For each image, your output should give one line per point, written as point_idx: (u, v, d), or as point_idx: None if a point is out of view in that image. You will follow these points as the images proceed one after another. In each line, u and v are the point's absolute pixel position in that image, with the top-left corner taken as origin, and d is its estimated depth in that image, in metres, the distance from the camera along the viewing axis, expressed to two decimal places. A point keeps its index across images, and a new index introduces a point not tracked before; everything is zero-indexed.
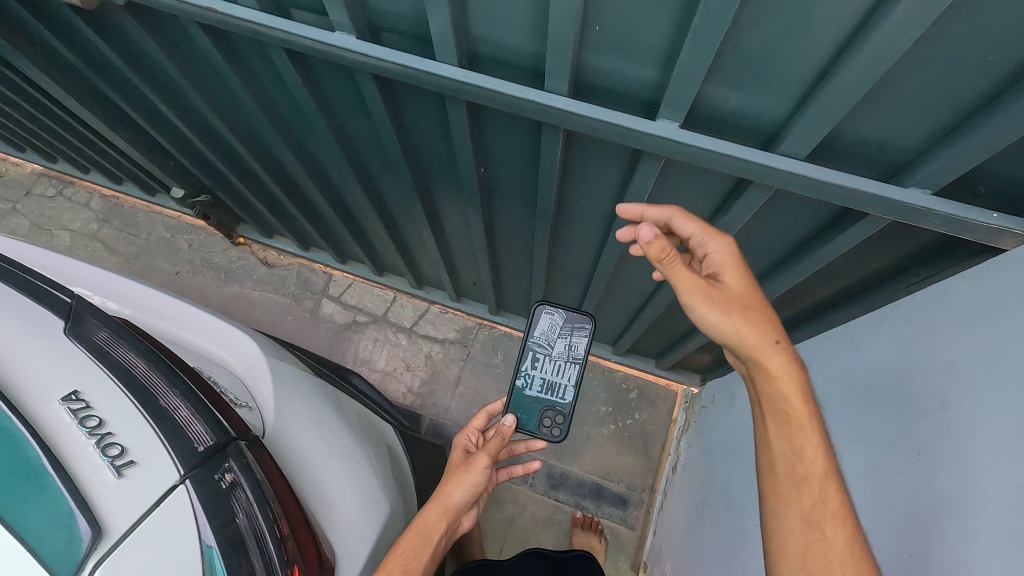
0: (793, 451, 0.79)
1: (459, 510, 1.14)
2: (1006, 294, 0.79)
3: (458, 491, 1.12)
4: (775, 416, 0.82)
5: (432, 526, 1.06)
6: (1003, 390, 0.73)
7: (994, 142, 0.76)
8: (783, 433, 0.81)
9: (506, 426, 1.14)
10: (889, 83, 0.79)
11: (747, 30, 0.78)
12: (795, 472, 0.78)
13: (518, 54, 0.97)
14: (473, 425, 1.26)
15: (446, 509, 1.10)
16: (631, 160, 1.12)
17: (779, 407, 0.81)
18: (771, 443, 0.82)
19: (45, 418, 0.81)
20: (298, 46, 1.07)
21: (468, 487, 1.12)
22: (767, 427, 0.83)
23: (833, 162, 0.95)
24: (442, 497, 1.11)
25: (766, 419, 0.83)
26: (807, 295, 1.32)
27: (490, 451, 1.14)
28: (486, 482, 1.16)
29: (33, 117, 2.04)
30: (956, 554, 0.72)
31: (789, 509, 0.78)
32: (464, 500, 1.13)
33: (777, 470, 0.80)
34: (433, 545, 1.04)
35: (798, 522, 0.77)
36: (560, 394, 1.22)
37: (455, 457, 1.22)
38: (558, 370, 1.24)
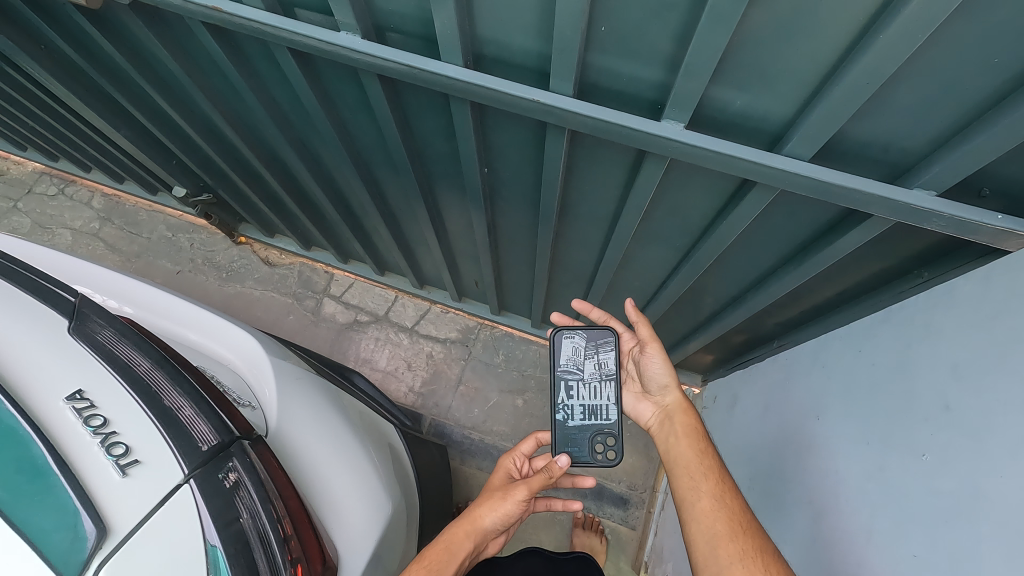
0: (699, 454, 1.07)
1: (488, 533, 1.14)
2: (1011, 297, 0.79)
3: (490, 517, 1.11)
4: (689, 434, 1.13)
5: (458, 544, 1.08)
6: (1009, 392, 0.73)
7: (1001, 144, 0.75)
8: (696, 443, 1.10)
9: (559, 466, 1.14)
10: (895, 85, 0.78)
11: (753, 30, 0.78)
12: (701, 464, 1.05)
13: (523, 55, 0.97)
14: (523, 449, 1.26)
15: (476, 531, 1.10)
16: (635, 160, 1.12)
17: (687, 423, 1.15)
18: (685, 452, 1.09)
19: (50, 417, 0.82)
20: (304, 46, 1.07)
21: (500, 515, 1.12)
22: (687, 443, 1.11)
23: (837, 163, 0.95)
24: (472, 517, 1.12)
25: (683, 437, 1.12)
26: (810, 296, 1.32)
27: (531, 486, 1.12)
28: (520, 512, 1.15)
29: (35, 116, 2.04)
30: (958, 554, 0.73)
31: (707, 525, 0.96)
32: (494, 525, 1.13)
33: (688, 466, 1.06)
34: (457, 561, 1.07)
35: (706, 500, 0.99)
36: (605, 415, 1.20)
37: (497, 480, 1.22)
38: (601, 393, 1.22)
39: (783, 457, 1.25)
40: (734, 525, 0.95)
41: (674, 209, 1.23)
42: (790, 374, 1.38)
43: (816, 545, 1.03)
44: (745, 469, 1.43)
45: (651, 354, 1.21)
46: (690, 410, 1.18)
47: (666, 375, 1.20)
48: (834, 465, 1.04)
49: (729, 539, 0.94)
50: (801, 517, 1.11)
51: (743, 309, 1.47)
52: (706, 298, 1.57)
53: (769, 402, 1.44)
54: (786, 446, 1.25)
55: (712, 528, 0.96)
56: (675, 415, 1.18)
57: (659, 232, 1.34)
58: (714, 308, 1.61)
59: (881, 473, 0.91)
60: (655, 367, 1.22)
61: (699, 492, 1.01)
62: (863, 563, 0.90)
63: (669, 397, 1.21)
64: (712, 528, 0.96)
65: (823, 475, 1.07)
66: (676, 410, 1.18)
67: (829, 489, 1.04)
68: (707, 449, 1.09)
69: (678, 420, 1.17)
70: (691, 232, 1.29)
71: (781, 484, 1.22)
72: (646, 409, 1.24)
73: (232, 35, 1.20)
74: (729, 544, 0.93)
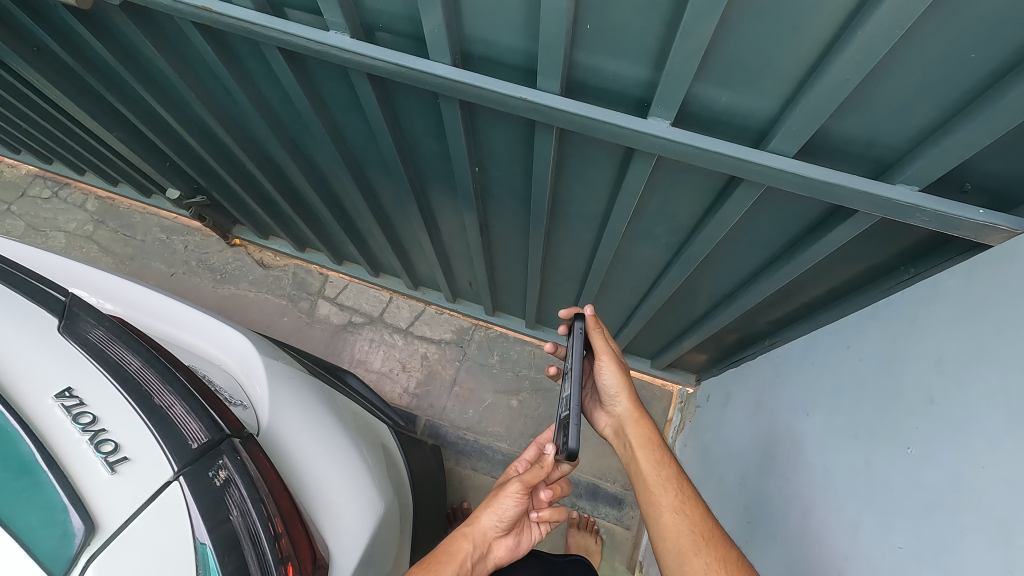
0: (656, 465, 1.09)
1: (489, 536, 1.14)
2: (994, 290, 0.79)
3: (487, 516, 1.13)
4: (645, 445, 1.14)
5: (457, 545, 1.09)
6: (990, 384, 0.74)
7: (980, 138, 0.76)
8: (652, 455, 1.12)
9: (547, 456, 1.13)
10: (874, 82, 0.80)
11: (736, 27, 0.79)
12: (660, 477, 1.07)
13: (511, 53, 0.98)
14: (524, 455, 1.25)
15: (472, 535, 1.12)
16: (623, 159, 1.12)
17: (641, 434, 1.16)
18: (643, 465, 1.11)
19: (39, 415, 0.82)
20: (294, 46, 1.08)
21: (495, 511, 1.13)
22: (644, 455, 1.12)
23: (823, 159, 0.96)
24: (469, 521, 1.14)
25: (640, 449, 1.14)
26: (800, 293, 1.33)
27: (523, 479, 1.12)
28: (520, 509, 1.14)
29: (27, 118, 2.04)
30: (946, 545, 0.73)
31: (675, 541, 0.98)
32: (492, 525, 1.13)
33: (648, 481, 1.08)
34: (459, 561, 1.07)
35: (668, 514, 1.01)
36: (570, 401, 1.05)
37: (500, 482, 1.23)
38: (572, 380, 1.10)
39: (771, 455, 1.26)
40: (697, 537, 0.97)
41: (663, 208, 1.24)
42: (780, 372, 1.40)
43: (805, 541, 1.04)
44: (735, 467, 1.45)
45: (602, 366, 1.21)
46: (642, 420, 1.18)
47: (616, 386, 1.20)
48: (823, 461, 1.05)
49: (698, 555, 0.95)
50: (790, 515, 1.11)
51: (734, 307, 1.48)
52: (698, 297, 1.58)
53: (759, 400, 1.45)
54: (776, 443, 1.25)
55: (677, 543, 0.98)
56: (627, 425, 1.20)
57: (648, 230, 1.35)
58: (705, 306, 1.61)
59: (868, 468, 0.92)
60: (604, 376, 1.22)
61: (662, 509, 1.02)
62: (850, 558, 0.90)
63: (620, 408, 1.22)
64: (683, 549, 0.97)
65: (812, 471, 1.07)
66: (626, 420, 1.20)
67: (818, 485, 1.04)
68: (663, 459, 1.10)
69: (632, 432, 1.18)
70: (681, 230, 1.30)
71: (770, 481, 1.23)
72: (602, 417, 1.29)
73: (223, 35, 1.21)
74: (694, 559, 0.95)
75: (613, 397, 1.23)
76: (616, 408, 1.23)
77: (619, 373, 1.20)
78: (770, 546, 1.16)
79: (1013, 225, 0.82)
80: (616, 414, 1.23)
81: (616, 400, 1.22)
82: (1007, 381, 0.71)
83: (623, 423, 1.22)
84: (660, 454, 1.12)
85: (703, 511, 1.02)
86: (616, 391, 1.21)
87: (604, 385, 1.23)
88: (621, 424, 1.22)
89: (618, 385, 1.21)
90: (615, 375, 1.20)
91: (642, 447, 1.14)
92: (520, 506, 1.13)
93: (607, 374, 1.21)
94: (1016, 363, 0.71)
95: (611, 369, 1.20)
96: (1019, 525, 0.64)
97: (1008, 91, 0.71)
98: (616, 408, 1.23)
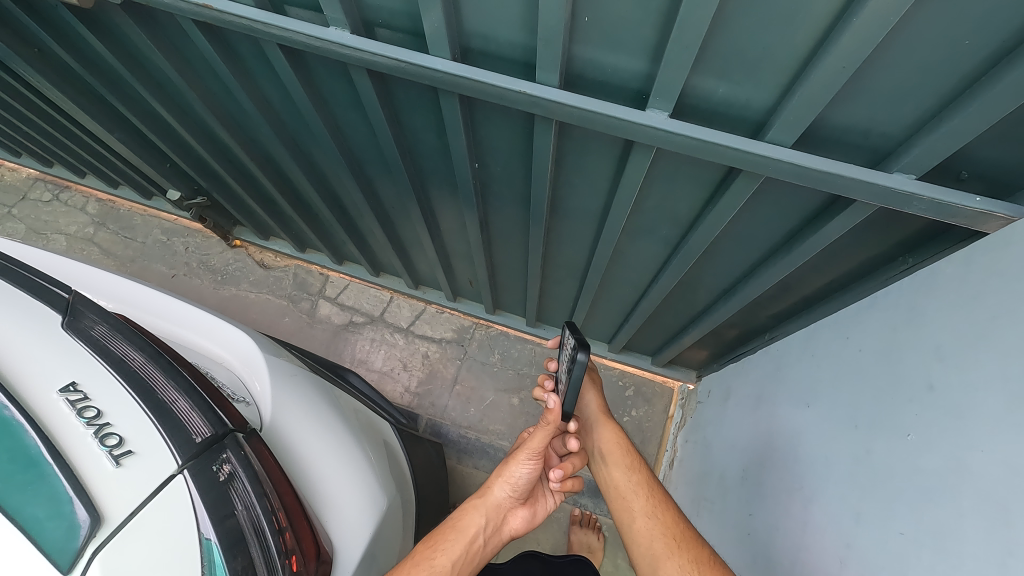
0: (627, 471, 1.13)
1: (502, 507, 1.14)
2: (991, 276, 0.80)
3: (499, 487, 1.13)
4: (615, 451, 1.18)
5: (468, 520, 1.09)
6: (989, 368, 0.74)
7: (977, 125, 0.77)
8: (622, 460, 1.16)
9: (551, 410, 1.07)
10: (870, 71, 0.80)
11: (732, 18, 0.79)
12: (630, 482, 1.11)
13: (509, 48, 0.99)
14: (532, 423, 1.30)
15: (485, 506, 1.11)
16: (623, 153, 1.13)
17: (610, 440, 1.20)
18: (614, 472, 1.15)
19: (44, 409, 0.83)
20: (294, 43, 1.09)
21: (506, 481, 1.13)
22: (614, 461, 1.16)
23: (820, 150, 0.97)
24: (480, 494, 1.13)
25: (610, 455, 1.18)
26: (800, 287, 1.34)
27: (533, 447, 1.10)
28: (532, 477, 1.14)
29: (27, 120, 2.04)
30: (947, 528, 0.74)
31: (650, 543, 1.00)
32: (505, 495, 1.14)
33: (620, 487, 1.12)
34: (467, 540, 1.07)
35: (640, 519, 1.04)
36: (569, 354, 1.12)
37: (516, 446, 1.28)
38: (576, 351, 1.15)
39: (771, 447, 1.27)
40: (670, 540, 0.99)
41: (661, 203, 1.25)
42: (780, 365, 1.40)
43: (806, 532, 1.05)
44: (736, 461, 1.46)
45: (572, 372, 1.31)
46: (608, 424, 1.24)
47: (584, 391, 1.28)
48: (823, 452, 1.05)
49: (666, 556, 0.96)
50: (790, 506, 1.13)
51: (734, 302, 1.48)
52: (698, 292, 1.59)
53: (760, 394, 1.45)
54: (776, 437, 1.26)
55: (650, 548, 0.99)
56: (595, 429, 1.26)
57: (649, 225, 1.35)
58: (706, 300, 1.62)
59: (870, 455, 0.92)
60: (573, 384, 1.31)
61: (636, 519, 1.05)
62: (849, 548, 0.91)
63: (587, 408, 1.29)
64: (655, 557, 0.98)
65: (813, 462, 1.08)
66: (593, 422, 1.26)
67: (818, 474, 1.05)
68: (632, 464, 1.15)
69: (599, 436, 1.23)
70: (681, 225, 1.31)
71: (770, 473, 1.24)
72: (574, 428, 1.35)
73: (224, 33, 1.21)
74: (666, 561, 0.96)
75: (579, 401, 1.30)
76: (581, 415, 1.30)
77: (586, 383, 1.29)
78: (770, 538, 1.17)
79: (1010, 212, 0.83)
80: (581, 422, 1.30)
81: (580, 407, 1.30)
82: (1005, 365, 0.72)
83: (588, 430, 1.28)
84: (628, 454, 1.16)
85: (674, 514, 1.04)
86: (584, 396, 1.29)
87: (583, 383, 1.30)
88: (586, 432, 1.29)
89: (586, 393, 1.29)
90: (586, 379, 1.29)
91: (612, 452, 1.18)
92: (531, 474, 1.14)
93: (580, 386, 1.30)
94: (1014, 346, 0.71)
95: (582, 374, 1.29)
96: (1018, 507, 0.65)
97: (1003, 78, 0.72)
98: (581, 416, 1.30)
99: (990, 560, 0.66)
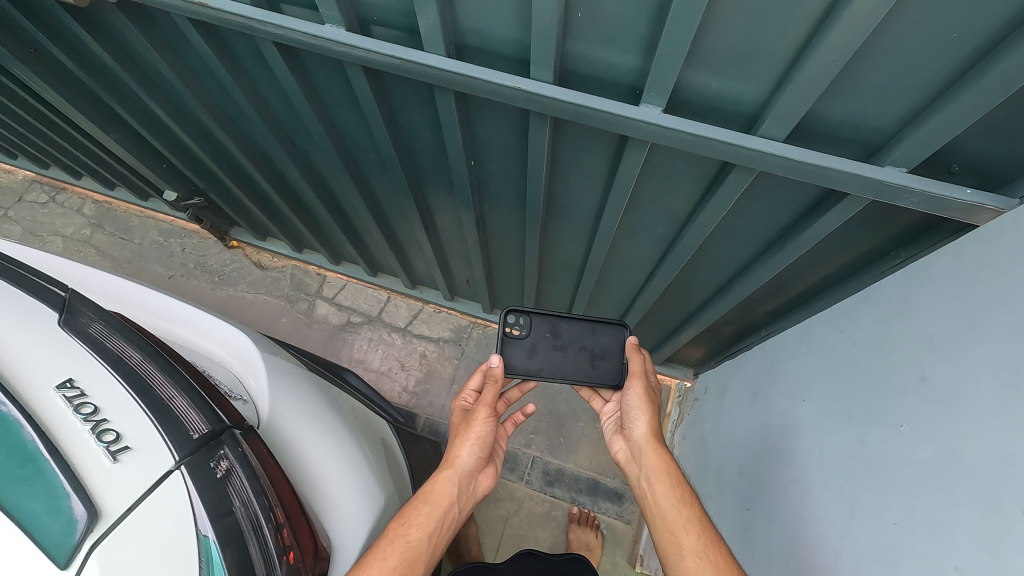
0: (676, 504, 1.03)
1: (470, 471, 1.20)
2: (982, 268, 0.81)
3: (465, 451, 1.20)
4: (663, 479, 1.08)
5: (442, 488, 1.13)
6: (983, 358, 0.75)
7: (967, 117, 0.78)
8: (671, 492, 1.05)
9: (495, 368, 1.20)
10: (861, 64, 0.81)
11: (725, 13, 0.80)
12: (680, 517, 1.01)
13: (505, 44, 1.00)
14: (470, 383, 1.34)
15: (455, 472, 1.17)
16: (617, 149, 1.13)
17: (660, 467, 1.10)
18: (662, 503, 1.05)
19: (40, 405, 0.83)
20: (290, 40, 1.09)
21: (474, 443, 1.21)
22: (662, 490, 1.07)
23: (812, 144, 0.98)
24: (450, 461, 1.19)
25: (658, 483, 1.08)
26: (795, 282, 1.35)
27: (489, 402, 1.22)
28: (492, 433, 1.24)
29: (23, 122, 2.04)
30: (941, 518, 0.74)
31: None
32: (473, 458, 1.21)
33: (668, 520, 1.02)
34: (442, 510, 1.10)
35: (690, 559, 0.95)
36: (544, 327, 1.25)
37: (455, 419, 1.30)
38: (554, 336, 1.25)
39: (767, 442, 1.27)
40: None
41: (656, 199, 1.26)
42: (776, 361, 1.41)
43: (801, 525, 1.05)
44: (732, 457, 1.46)
45: (626, 389, 1.21)
46: (659, 449, 1.14)
47: (637, 410, 1.19)
48: (817, 445, 1.06)
49: None
50: (785, 500, 1.13)
51: (730, 298, 1.49)
52: (694, 289, 1.60)
53: (756, 390, 1.46)
54: (772, 431, 1.26)
55: None
56: (644, 453, 1.16)
57: (644, 222, 1.36)
58: (703, 297, 1.62)
59: (864, 448, 0.92)
60: (625, 398, 1.21)
61: (686, 558, 0.96)
62: (843, 540, 0.92)
63: (637, 429, 1.19)
64: None
65: (808, 455, 1.09)
66: (643, 446, 1.16)
67: (813, 467, 1.06)
68: (684, 497, 1.04)
69: (648, 462, 1.13)
70: (676, 220, 1.31)
71: (766, 467, 1.24)
72: (618, 442, 1.27)
73: (220, 31, 1.21)
74: None
75: (627, 412, 1.21)
76: (631, 432, 1.20)
77: (640, 398, 1.18)
78: (766, 532, 1.18)
79: (999, 204, 0.84)
80: (631, 439, 1.20)
81: (633, 425, 1.20)
82: (996, 355, 0.73)
83: (636, 450, 1.18)
84: (671, 479, 1.07)
85: (729, 554, 0.94)
86: (638, 414, 1.19)
87: (631, 399, 1.20)
88: (631, 450, 1.21)
89: (641, 411, 1.18)
90: (638, 396, 1.19)
91: (661, 480, 1.08)
92: (493, 430, 1.24)
93: (631, 403, 1.20)
94: (1005, 335, 0.72)
95: (636, 388, 1.19)
96: (1009, 494, 0.66)
97: (991, 70, 0.73)
98: (631, 433, 1.20)
99: (984, 546, 0.67)
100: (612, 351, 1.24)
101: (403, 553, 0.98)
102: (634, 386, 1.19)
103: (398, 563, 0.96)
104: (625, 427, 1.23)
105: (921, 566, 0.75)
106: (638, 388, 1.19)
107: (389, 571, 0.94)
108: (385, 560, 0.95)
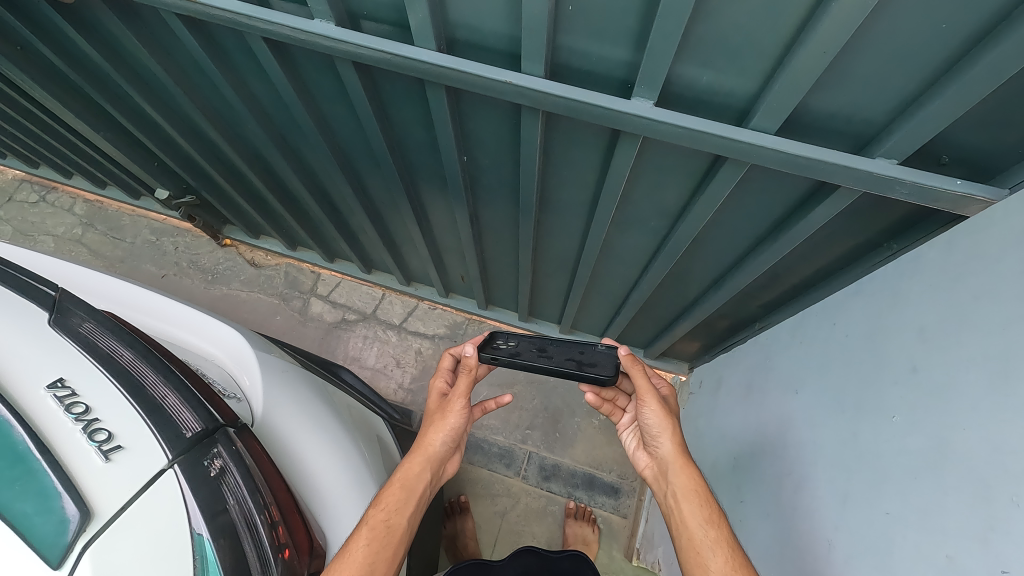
0: (705, 524, 1.02)
1: (442, 457, 1.23)
2: (971, 259, 0.81)
3: (437, 437, 1.21)
4: (691, 498, 1.06)
5: (416, 475, 1.15)
6: (973, 348, 0.75)
7: (955, 108, 0.79)
8: (699, 511, 1.04)
9: (468, 358, 1.19)
10: (850, 57, 0.81)
11: (716, 6, 0.80)
12: (709, 538, 1.00)
13: (495, 38, 0.99)
14: (445, 366, 1.31)
15: (429, 458, 1.19)
16: (610, 144, 1.13)
17: (687, 485, 1.08)
18: (689, 522, 1.04)
19: (31, 405, 0.82)
20: (279, 35, 1.08)
21: (448, 433, 1.21)
22: (690, 509, 1.05)
23: (803, 136, 0.98)
24: (423, 448, 1.20)
25: (684, 502, 1.06)
26: (789, 276, 1.35)
27: (463, 393, 1.22)
28: (465, 423, 1.25)
29: (10, 120, 2.02)
30: (932, 507, 0.75)
31: None
32: (445, 445, 1.23)
33: (695, 539, 1.01)
34: (417, 495, 1.13)
35: None
36: (530, 343, 1.27)
37: (430, 401, 1.28)
38: (542, 350, 1.25)
39: (762, 433, 1.27)
40: None
41: (649, 192, 1.26)
42: (769, 353, 1.41)
43: (796, 515, 1.05)
44: (727, 448, 1.46)
45: (643, 406, 1.15)
46: (687, 466, 1.11)
47: (660, 426, 1.14)
48: (811, 435, 1.07)
49: None
50: (780, 490, 1.13)
51: (724, 292, 1.49)
52: (688, 283, 1.60)
53: (751, 382, 1.46)
54: (766, 423, 1.26)
55: None
56: (670, 470, 1.13)
57: (638, 216, 1.36)
58: (696, 292, 1.63)
59: (857, 437, 0.93)
60: (645, 414, 1.16)
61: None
62: (838, 528, 0.92)
63: (663, 447, 1.15)
64: None
65: (802, 446, 1.09)
66: (669, 463, 1.13)
67: (807, 457, 1.06)
68: (712, 516, 1.03)
69: (676, 479, 1.11)
70: (669, 214, 1.31)
71: (761, 458, 1.24)
72: (643, 456, 1.25)
73: (207, 27, 1.20)
74: None
75: (647, 424, 1.17)
76: (656, 444, 1.17)
77: (662, 413, 1.13)
78: (762, 522, 1.18)
79: (989, 195, 0.84)
80: (658, 453, 1.17)
81: (658, 441, 1.16)
82: (987, 344, 0.73)
83: (661, 464, 1.16)
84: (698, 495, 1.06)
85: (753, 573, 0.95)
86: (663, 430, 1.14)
87: (653, 412, 1.14)
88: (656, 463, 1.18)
89: (666, 427, 1.13)
90: (658, 411, 1.14)
91: (688, 498, 1.06)
92: (467, 419, 1.25)
93: (653, 420, 1.15)
94: (994, 326, 0.73)
95: (653, 401, 1.13)
96: (999, 482, 0.66)
97: (979, 61, 0.73)
98: (657, 446, 1.17)
99: (975, 536, 0.68)
100: (603, 360, 1.21)
101: (385, 538, 1.01)
102: (652, 398, 1.13)
103: (381, 548, 0.99)
104: (648, 440, 1.19)
105: (913, 556, 0.76)
106: (656, 404, 1.13)
107: (373, 557, 0.97)
108: (368, 546, 0.97)
